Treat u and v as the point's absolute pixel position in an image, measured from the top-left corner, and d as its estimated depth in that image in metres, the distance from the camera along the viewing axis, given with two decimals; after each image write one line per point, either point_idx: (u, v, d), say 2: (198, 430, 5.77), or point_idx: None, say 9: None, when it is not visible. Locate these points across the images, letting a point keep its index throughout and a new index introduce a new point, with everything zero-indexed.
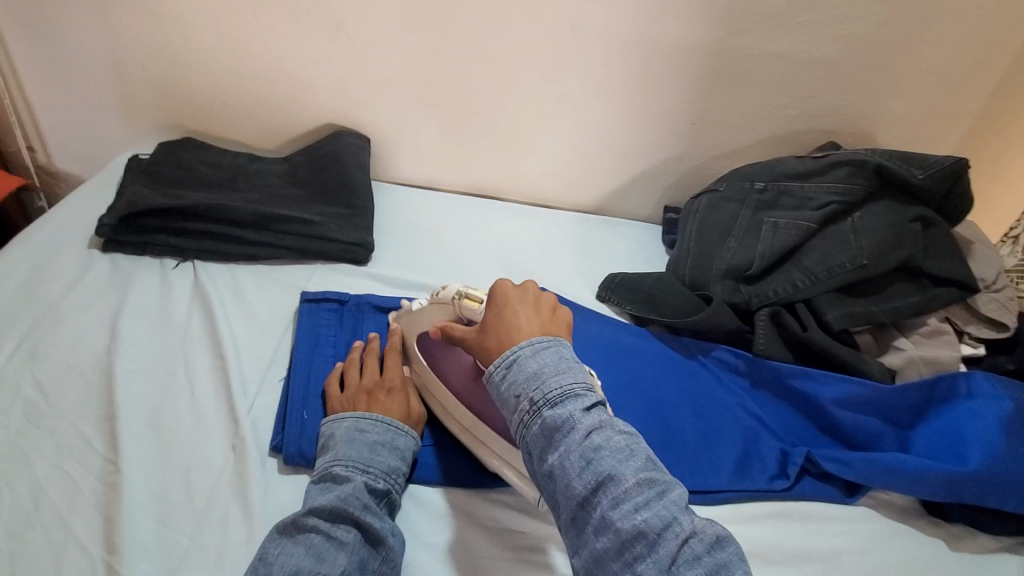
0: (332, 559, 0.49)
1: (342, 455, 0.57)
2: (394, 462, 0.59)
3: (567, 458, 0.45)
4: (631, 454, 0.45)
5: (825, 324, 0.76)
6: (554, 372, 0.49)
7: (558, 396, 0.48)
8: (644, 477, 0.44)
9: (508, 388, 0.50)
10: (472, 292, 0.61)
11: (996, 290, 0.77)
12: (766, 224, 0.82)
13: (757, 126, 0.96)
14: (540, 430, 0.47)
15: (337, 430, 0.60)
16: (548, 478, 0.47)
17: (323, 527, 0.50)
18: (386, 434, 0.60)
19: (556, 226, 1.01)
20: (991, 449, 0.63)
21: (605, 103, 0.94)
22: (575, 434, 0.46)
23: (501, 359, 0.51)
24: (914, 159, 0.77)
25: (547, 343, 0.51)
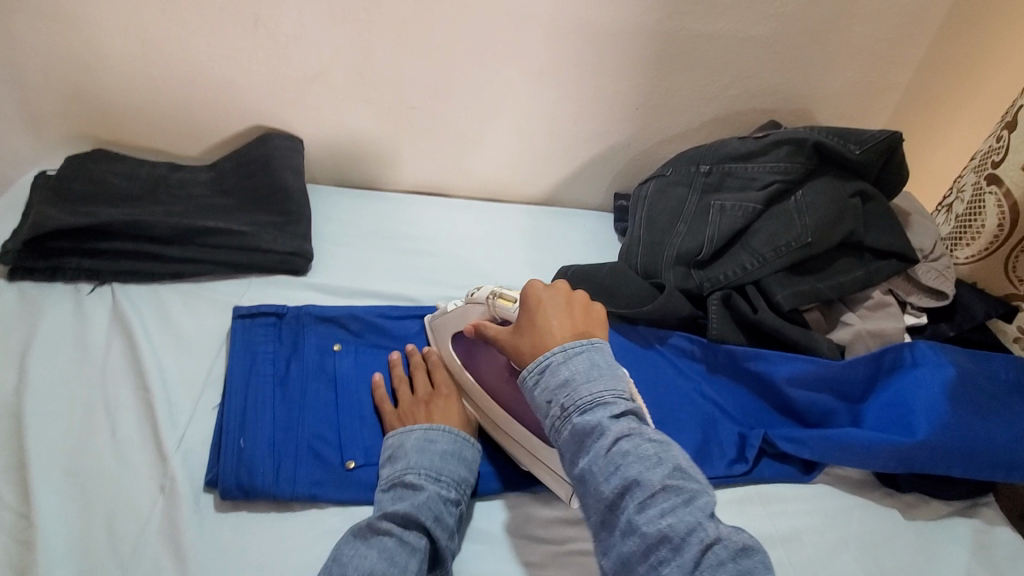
0: (403, 564, 0.49)
1: (414, 463, 0.57)
2: (464, 472, 0.58)
3: (596, 462, 0.48)
4: (658, 461, 0.47)
5: (775, 304, 0.76)
6: (586, 380, 0.52)
7: (588, 403, 0.50)
8: (671, 484, 0.46)
9: (540, 392, 0.53)
10: (505, 292, 0.64)
11: (935, 258, 0.79)
12: (713, 208, 0.82)
13: (700, 108, 0.95)
14: (571, 435, 0.50)
15: (405, 440, 0.59)
16: (578, 481, 0.49)
17: (396, 533, 0.51)
18: (454, 444, 0.59)
19: (505, 220, 0.98)
20: (937, 417, 0.64)
21: (547, 91, 0.91)
22: (603, 440, 0.48)
23: (535, 365, 0.54)
24: (851, 135, 0.78)
25: (580, 348, 0.54)
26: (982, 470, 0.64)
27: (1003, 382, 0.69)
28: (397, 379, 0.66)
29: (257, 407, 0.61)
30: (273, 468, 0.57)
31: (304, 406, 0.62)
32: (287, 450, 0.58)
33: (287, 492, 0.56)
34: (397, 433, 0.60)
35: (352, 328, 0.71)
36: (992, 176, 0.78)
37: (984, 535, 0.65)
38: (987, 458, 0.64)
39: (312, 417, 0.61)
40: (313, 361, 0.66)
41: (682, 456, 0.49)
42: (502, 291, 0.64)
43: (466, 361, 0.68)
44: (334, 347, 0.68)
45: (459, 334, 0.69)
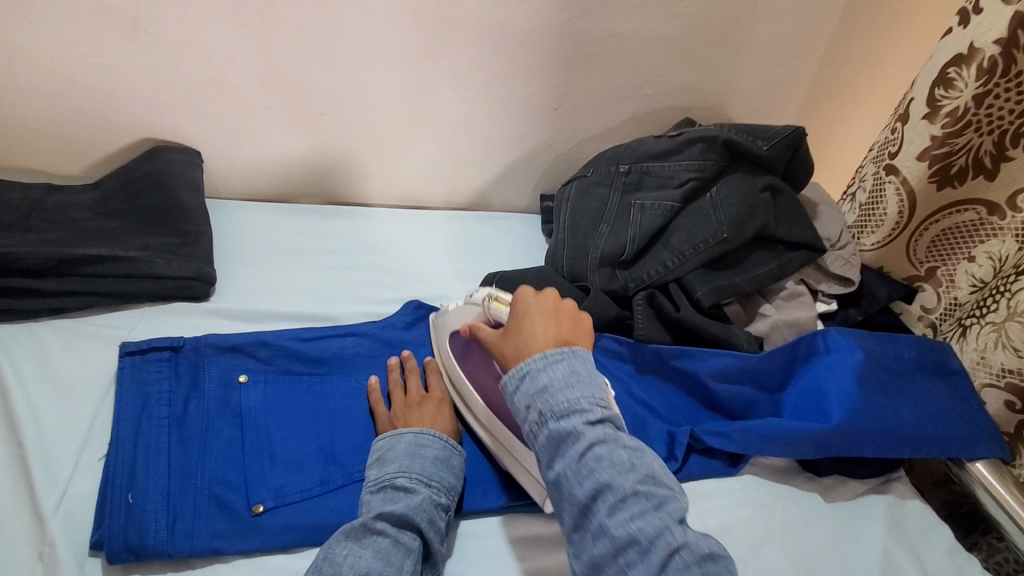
0: (398, 566, 0.49)
1: (406, 467, 0.56)
2: (453, 480, 0.58)
3: (571, 467, 0.49)
4: (632, 468, 0.49)
5: (696, 301, 0.77)
6: (563, 386, 0.53)
7: (566, 409, 0.52)
8: (642, 489, 0.48)
9: (519, 397, 0.54)
10: (500, 295, 0.66)
11: (841, 247, 0.83)
12: (634, 207, 0.82)
13: (617, 107, 0.95)
14: (546, 440, 0.52)
15: (396, 444, 0.58)
16: (553, 483, 0.51)
17: (392, 533, 0.50)
18: (445, 451, 0.59)
19: (429, 227, 0.95)
20: (848, 401, 0.67)
21: (461, 93, 0.88)
22: (579, 446, 0.50)
23: (516, 371, 0.55)
24: (759, 131, 0.81)
25: (561, 355, 0.55)
26: (892, 447, 0.67)
27: (905, 360, 0.73)
28: (393, 384, 0.66)
29: (149, 454, 0.56)
30: (167, 523, 0.52)
31: (204, 448, 0.57)
32: (185, 499, 0.54)
33: (184, 548, 0.51)
34: (386, 436, 0.60)
35: (260, 356, 0.66)
36: (890, 166, 0.82)
37: (896, 510, 0.68)
38: (894, 436, 0.67)
39: (216, 460, 0.56)
40: (216, 397, 0.61)
41: (655, 462, 0.51)
42: (498, 295, 0.66)
43: (461, 361, 0.69)
44: (240, 379, 0.63)
45: (457, 333, 0.70)
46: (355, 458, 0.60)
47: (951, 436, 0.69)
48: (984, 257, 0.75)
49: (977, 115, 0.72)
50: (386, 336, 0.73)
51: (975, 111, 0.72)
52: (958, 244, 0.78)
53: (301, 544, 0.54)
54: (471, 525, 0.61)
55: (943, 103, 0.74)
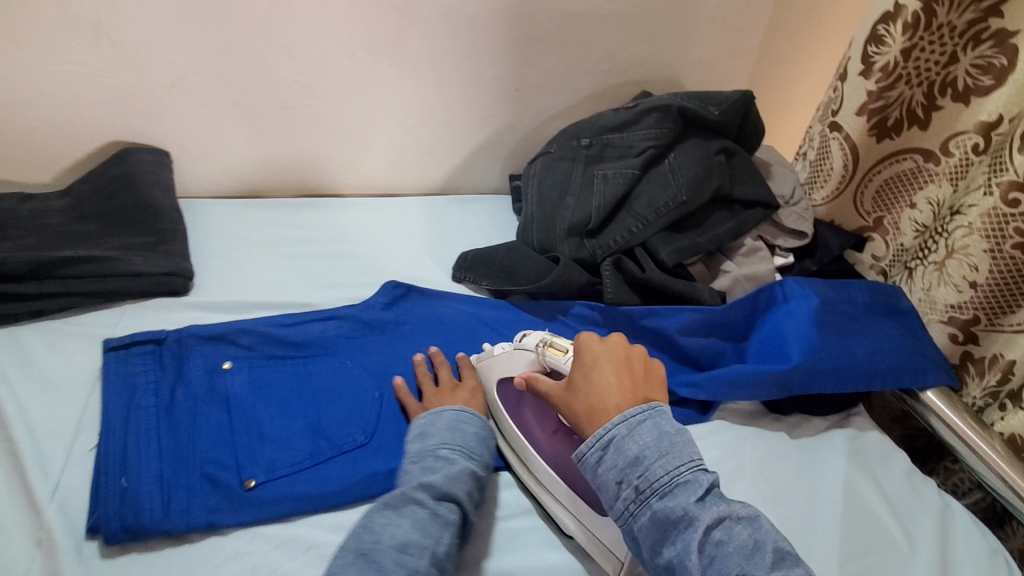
0: (437, 535, 0.51)
1: (447, 441, 0.59)
2: (487, 459, 0.61)
3: (689, 555, 0.46)
4: (757, 549, 0.46)
5: (661, 262, 0.80)
6: (658, 457, 0.50)
7: (668, 486, 0.49)
8: (775, 575, 0.45)
9: (607, 470, 0.51)
10: (555, 341, 0.64)
11: (795, 203, 0.87)
12: (597, 178, 0.86)
13: (576, 85, 0.98)
14: (651, 522, 0.48)
15: (438, 420, 0.61)
16: (664, 571, 0.47)
17: (431, 504, 0.52)
18: (481, 432, 0.62)
19: (402, 213, 0.97)
20: (806, 342, 0.72)
21: (422, 79, 0.90)
22: (695, 531, 0.46)
23: (596, 439, 0.52)
24: (710, 98, 0.85)
25: (643, 416, 0.52)
26: (848, 382, 0.72)
27: (858, 303, 0.78)
28: (421, 377, 0.68)
29: (140, 439, 0.57)
30: (162, 503, 0.54)
31: (194, 431, 0.59)
32: (178, 480, 0.55)
33: (180, 525, 0.53)
34: (427, 412, 0.62)
35: (242, 342, 0.67)
36: (834, 123, 0.87)
37: (857, 441, 0.72)
38: (850, 372, 0.72)
39: (206, 440, 0.58)
40: (202, 383, 0.63)
41: (770, 534, 0.48)
42: (553, 341, 0.63)
43: (516, 415, 0.66)
44: (224, 365, 0.64)
45: (508, 380, 0.68)
46: (344, 431, 0.62)
47: (905, 367, 0.74)
48: (923, 203, 0.80)
49: (906, 68, 0.77)
50: (367, 317, 0.74)
51: (903, 64, 0.77)
52: (900, 193, 0.83)
53: (293, 514, 0.56)
54: None
55: (875, 59, 0.79)
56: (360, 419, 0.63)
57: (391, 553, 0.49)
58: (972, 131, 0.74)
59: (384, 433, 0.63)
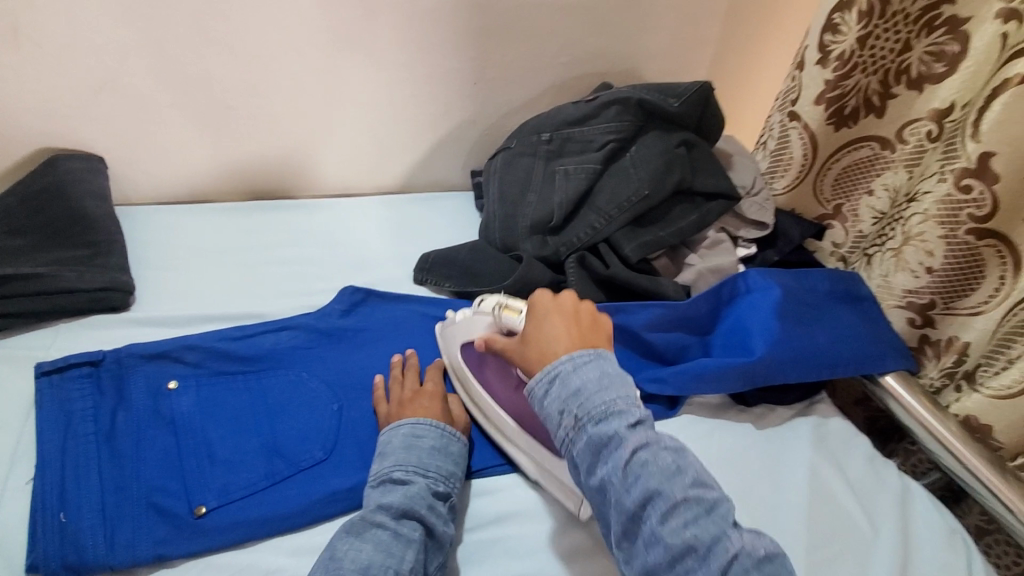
0: (400, 555, 0.49)
1: (402, 460, 0.57)
2: (451, 467, 0.59)
3: (615, 473, 0.49)
4: (679, 471, 0.49)
5: (625, 258, 0.79)
6: (597, 388, 0.53)
7: (603, 413, 0.51)
8: (693, 493, 0.47)
9: (551, 401, 0.54)
10: (509, 303, 0.66)
11: (756, 194, 0.87)
12: (559, 173, 0.84)
13: (536, 78, 0.96)
14: (586, 445, 0.51)
15: (393, 438, 0.59)
16: (596, 490, 0.50)
17: (390, 524, 0.51)
18: (441, 440, 0.60)
19: (359, 214, 0.93)
20: (769, 334, 0.72)
21: (375, 74, 0.87)
22: (623, 451, 0.49)
23: (543, 373, 0.55)
24: (669, 90, 0.84)
25: (589, 356, 0.55)
26: (812, 372, 0.72)
27: (819, 292, 0.78)
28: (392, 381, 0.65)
29: (79, 470, 0.54)
30: (106, 537, 0.51)
31: (138, 459, 0.56)
32: (121, 512, 0.52)
33: (125, 559, 0.50)
34: (385, 430, 0.60)
35: (189, 360, 0.64)
36: (793, 112, 0.87)
37: (821, 428, 0.73)
38: (813, 361, 0.72)
39: (153, 468, 0.55)
40: (146, 406, 0.59)
41: (696, 463, 0.51)
42: (507, 302, 0.66)
43: (477, 373, 0.68)
44: (170, 386, 0.61)
45: (468, 344, 0.69)
46: (301, 449, 0.59)
47: (865, 355, 0.75)
48: (880, 189, 0.82)
49: (862, 57, 0.78)
50: (323, 326, 0.71)
51: (859, 52, 0.77)
52: (858, 180, 0.84)
53: (249, 539, 0.54)
54: None
55: (831, 47, 0.79)
56: (318, 435, 0.61)
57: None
58: (926, 118, 0.75)
59: (343, 447, 0.61)
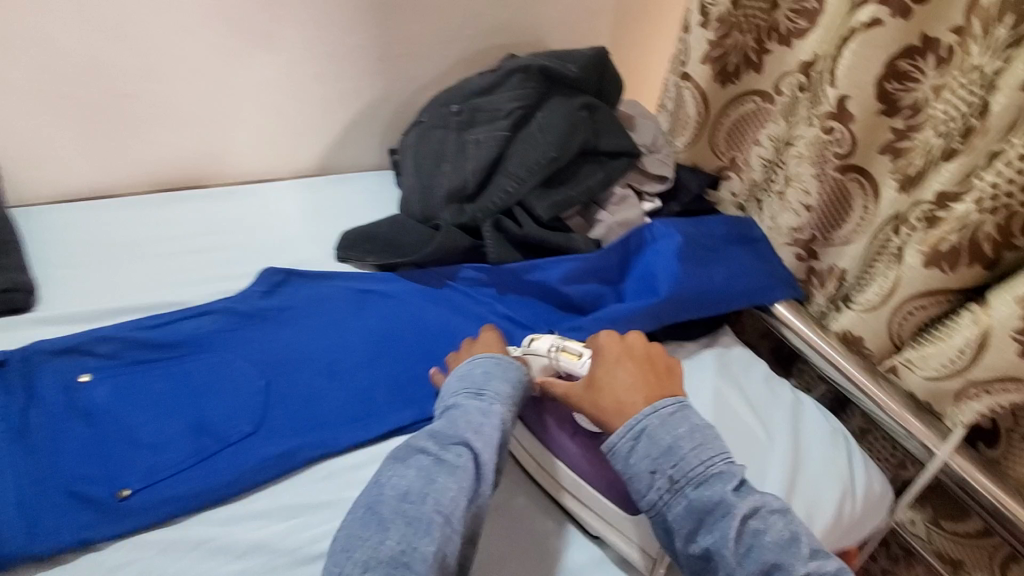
0: (443, 479, 0.52)
1: (455, 390, 0.61)
2: (506, 389, 0.61)
3: (726, 543, 0.50)
4: (793, 540, 0.51)
5: (538, 218, 0.84)
6: (693, 448, 0.54)
7: (702, 475, 0.53)
8: (813, 566, 0.49)
9: (639, 460, 0.55)
10: (567, 346, 0.66)
11: (657, 151, 0.94)
12: (470, 142, 0.87)
13: (445, 52, 0.98)
14: (687, 510, 0.52)
15: (450, 376, 0.64)
16: (700, 557, 0.51)
17: (434, 451, 0.54)
18: (495, 368, 0.63)
19: (276, 198, 0.93)
20: (672, 275, 0.79)
21: (278, 55, 0.87)
22: (732, 518, 0.51)
23: (628, 429, 0.56)
24: (567, 56, 0.89)
25: (674, 409, 0.57)
26: (711, 307, 0.80)
27: (716, 236, 0.86)
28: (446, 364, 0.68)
29: None
30: (27, 526, 0.50)
31: (56, 451, 0.55)
32: (42, 503, 0.52)
33: (50, 545, 0.50)
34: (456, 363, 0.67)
35: (101, 351, 0.62)
36: (684, 73, 0.93)
37: (724, 356, 0.81)
38: (712, 297, 0.80)
39: (73, 458, 0.55)
40: (59, 400, 0.58)
41: (802, 526, 0.53)
42: (565, 346, 0.66)
43: (535, 420, 0.67)
44: (83, 378, 0.60)
45: None
46: (229, 424, 0.60)
47: (757, 288, 0.83)
48: (765, 139, 0.89)
49: (736, 17, 0.84)
50: (243, 307, 0.71)
51: (733, 13, 0.84)
52: (747, 131, 0.92)
53: (180, 514, 0.55)
54: (355, 457, 0.62)
55: (709, 10, 0.85)
56: (245, 411, 0.61)
57: (394, 504, 0.50)
58: (796, 70, 0.83)
59: (272, 420, 0.62)
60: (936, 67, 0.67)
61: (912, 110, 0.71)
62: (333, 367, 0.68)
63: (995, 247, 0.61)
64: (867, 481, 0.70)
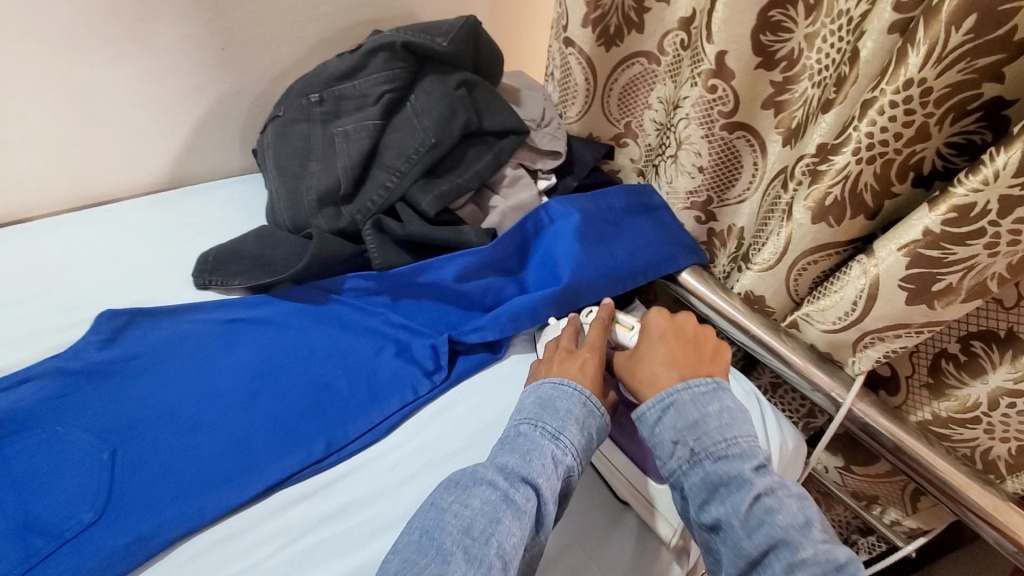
0: (508, 521, 0.47)
1: (535, 421, 0.56)
2: (584, 441, 0.56)
3: (736, 515, 0.50)
4: (806, 522, 0.49)
5: (423, 213, 0.76)
6: (718, 424, 0.54)
7: (723, 450, 0.53)
8: (824, 548, 0.48)
9: (663, 429, 0.56)
10: (619, 319, 0.70)
11: (546, 125, 0.88)
12: (338, 136, 0.77)
13: (299, 33, 0.86)
14: (702, 480, 0.52)
15: (527, 399, 0.59)
16: (710, 527, 0.51)
17: (503, 487, 0.50)
18: (581, 407, 0.58)
19: (116, 221, 0.79)
20: (573, 258, 0.74)
21: (95, 56, 0.74)
22: (747, 492, 0.50)
23: (658, 400, 0.57)
24: (434, 29, 0.79)
25: (708, 386, 0.57)
26: (617, 284, 0.76)
27: (615, 209, 0.82)
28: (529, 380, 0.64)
29: None
30: None
31: None
32: None
33: None
34: (528, 387, 0.61)
35: None
36: (565, 38, 0.86)
37: None
38: (618, 274, 0.77)
39: None
40: None
41: (818, 513, 0.52)
42: (618, 318, 0.70)
43: None
44: None
45: None
46: (61, 516, 0.51)
47: (661, 258, 0.80)
48: (656, 102, 0.87)
49: None
50: (72, 365, 0.59)
51: None
52: (637, 95, 0.89)
53: None
54: (230, 524, 0.54)
55: None
56: (83, 495, 0.52)
57: (455, 535, 0.46)
58: (677, 28, 0.79)
59: (118, 502, 0.52)
60: (807, 16, 0.65)
61: (789, 61, 0.69)
62: (197, 420, 0.58)
63: (875, 196, 0.61)
64: (782, 440, 0.69)
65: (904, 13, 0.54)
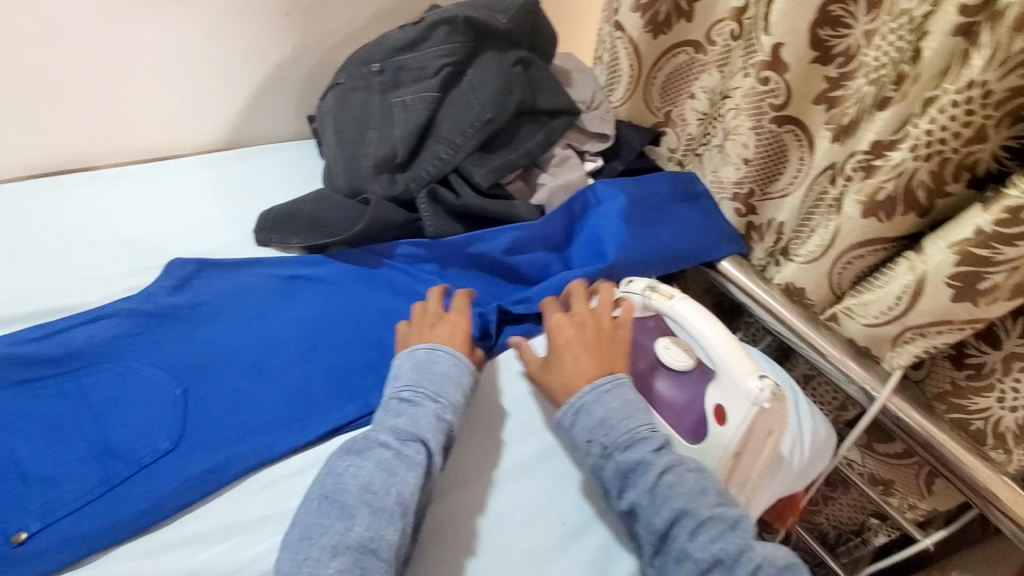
0: (402, 474, 0.50)
1: (411, 385, 0.56)
2: (461, 398, 0.58)
3: (645, 495, 0.52)
4: (704, 490, 0.52)
5: (476, 185, 0.78)
6: (621, 418, 0.55)
7: (627, 440, 0.55)
8: (719, 509, 0.51)
9: (577, 431, 0.57)
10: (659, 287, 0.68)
11: (596, 108, 0.89)
12: (396, 106, 0.79)
13: (359, 3, 0.88)
14: (615, 470, 0.54)
15: (401, 367, 0.58)
16: (629, 511, 0.53)
17: (395, 445, 0.52)
18: (454, 369, 0.58)
19: (179, 176, 0.82)
20: (619, 238, 0.76)
21: (165, 12, 0.76)
22: (650, 471, 0.53)
23: (569, 406, 0.58)
24: (495, 6, 0.81)
25: (610, 385, 0.57)
26: (658, 267, 0.79)
27: (660, 195, 0.84)
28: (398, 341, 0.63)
29: None
30: None
31: None
32: None
33: None
34: (400, 353, 0.60)
35: None
36: (617, 22, 0.87)
37: None
38: (660, 257, 0.78)
39: None
40: None
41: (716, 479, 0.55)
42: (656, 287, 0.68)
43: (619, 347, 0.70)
44: None
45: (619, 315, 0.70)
46: (141, 443, 0.54)
47: (704, 245, 0.81)
48: (700, 92, 0.87)
49: None
50: (146, 307, 0.63)
51: None
52: (683, 84, 0.89)
53: (89, 549, 0.49)
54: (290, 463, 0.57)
55: None
56: (160, 425, 0.55)
57: (354, 494, 0.49)
58: (729, 17, 0.80)
59: (191, 435, 0.56)
60: (868, 12, 0.66)
61: (846, 57, 0.69)
62: (262, 367, 0.61)
63: (927, 193, 0.62)
64: (813, 427, 0.72)
65: (967, 16, 0.54)
